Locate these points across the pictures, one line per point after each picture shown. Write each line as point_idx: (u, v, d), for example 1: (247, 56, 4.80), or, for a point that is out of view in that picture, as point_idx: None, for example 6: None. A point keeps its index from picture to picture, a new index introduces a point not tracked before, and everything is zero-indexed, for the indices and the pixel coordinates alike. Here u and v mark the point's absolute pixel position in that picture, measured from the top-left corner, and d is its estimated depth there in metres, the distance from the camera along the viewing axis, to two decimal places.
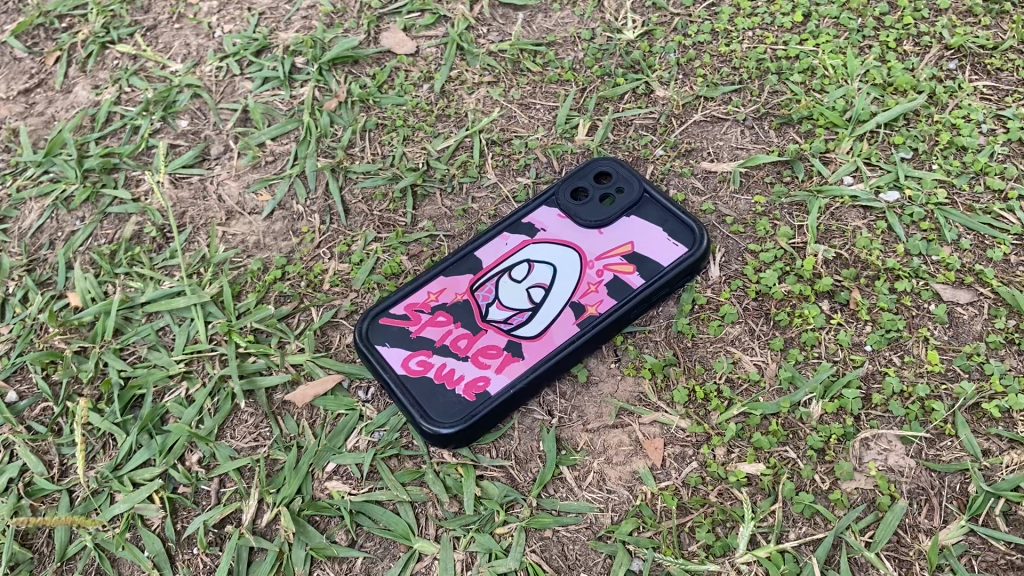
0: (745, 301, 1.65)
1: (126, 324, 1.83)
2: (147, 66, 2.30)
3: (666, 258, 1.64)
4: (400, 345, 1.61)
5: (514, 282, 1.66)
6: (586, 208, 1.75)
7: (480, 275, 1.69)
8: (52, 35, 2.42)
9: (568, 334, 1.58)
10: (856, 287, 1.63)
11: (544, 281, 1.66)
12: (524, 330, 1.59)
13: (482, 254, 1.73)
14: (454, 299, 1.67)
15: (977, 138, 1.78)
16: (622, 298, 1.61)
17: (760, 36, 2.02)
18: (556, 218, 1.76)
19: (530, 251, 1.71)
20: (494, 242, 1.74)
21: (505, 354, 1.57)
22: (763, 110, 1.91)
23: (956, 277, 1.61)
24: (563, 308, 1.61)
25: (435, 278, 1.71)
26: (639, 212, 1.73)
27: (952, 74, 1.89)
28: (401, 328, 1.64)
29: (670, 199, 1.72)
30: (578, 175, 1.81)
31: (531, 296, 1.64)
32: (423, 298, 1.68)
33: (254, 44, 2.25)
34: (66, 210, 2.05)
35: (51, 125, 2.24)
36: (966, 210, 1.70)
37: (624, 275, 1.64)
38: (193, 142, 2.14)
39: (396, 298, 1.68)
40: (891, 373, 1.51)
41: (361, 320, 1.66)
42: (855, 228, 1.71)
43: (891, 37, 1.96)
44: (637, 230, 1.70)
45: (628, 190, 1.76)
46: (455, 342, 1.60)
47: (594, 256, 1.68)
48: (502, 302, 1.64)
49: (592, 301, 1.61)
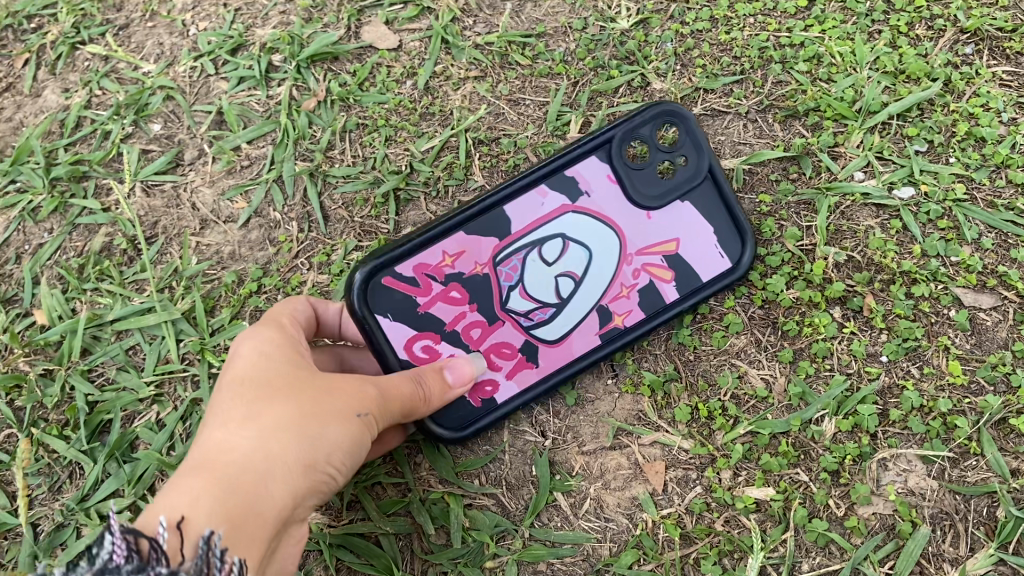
0: (751, 310, 1.55)
1: (94, 343, 1.74)
2: (119, 68, 2.22)
3: (707, 271, 1.51)
4: (404, 319, 1.46)
5: (544, 263, 1.49)
6: (637, 173, 1.51)
7: (507, 241, 1.49)
8: (21, 36, 2.32)
9: (587, 348, 1.49)
10: (870, 293, 1.52)
11: (575, 270, 1.50)
12: (545, 334, 1.49)
13: (512, 211, 1.50)
14: (472, 270, 1.49)
15: (997, 128, 1.64)
16: (652, 311, 1.50)
17: (762, 23, 1.86)
18: (603, 177, 1.51)
19: (565, 221, 1.50)
20: (528, 196, 1.50)
21: (519, 358, 1.49)
22: (766, 102, 1.78)
23: (978, 280, 1.50)
24: (589, 313, 1.50)
25: (455, 233, 1.49)
26: (697, 194, 1.51)
27: (969, 60, 1.75)
28: (408, 296, 1.46)
29: (733, 201, 1.50)
30: (642, 119, 1.51)
31: (559, 288, 1.49)
32: (436, 263, 1.48)
33: (229, 42, 2.12)
34: (33, 221, 1.97)
35: (19, 131, 2.19)
36: (987, 206, 1.58)
37: (659, 282, 1.50)
38: (167, 147, 2.05)
39: (407, 253, 1.46)
40: (909, 388, 1.43)
41: (361, 271, 1.44)
42: (867, 228, 1.59)
43: (902, 21, 1.79)
44: (689, 223, 1.50)
45: (692, 165, 1.50)
46: (468, 331, 1.48)
47: (634, 249, 1.50)
48: (527, 290, 1.49)
49: (620, 310, 1.50)
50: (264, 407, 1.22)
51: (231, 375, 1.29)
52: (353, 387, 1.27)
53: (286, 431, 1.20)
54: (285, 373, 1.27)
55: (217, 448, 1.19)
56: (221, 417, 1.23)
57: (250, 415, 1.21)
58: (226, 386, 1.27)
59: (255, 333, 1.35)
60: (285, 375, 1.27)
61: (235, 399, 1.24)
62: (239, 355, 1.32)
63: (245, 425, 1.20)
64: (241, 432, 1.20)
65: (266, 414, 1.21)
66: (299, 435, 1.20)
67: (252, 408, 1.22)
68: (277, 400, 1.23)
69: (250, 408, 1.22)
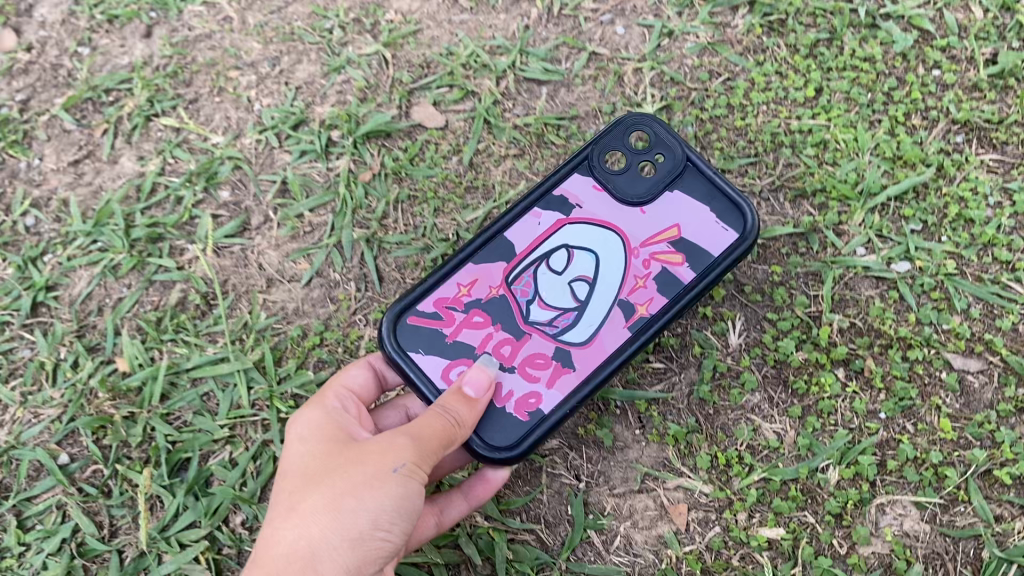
0: (764, 369, 1.73)
1: (172, 389, 1.95)
2: (190, 138, 2.46)
3: (716, 247, 1.68)
4: (437, 350, 1.63)
5: (555, 275, 1.69)
6: (622, 178, 1.74)
7: (514, 263, 1.70)
8: (100, 109, 2.57)
9: (616, 338, 1.63)
10: (870, 355, 1.71)
11: (587, 274, 1.69)
12: (573, 337, 1.64)
13: (514, 237, 1.72)
14: (487, 294, 1.68)
15: (985, 210, 1.84)
16: (672, 294, 1.66)
17: (774, 111, 2.08)
18: (591, 189, 1.75)
19: (566, 235, 1.72)
20: (526, 222, 1.73)
21: (553, 365, 1.62)
22: (778, 182, 1.97)
23: (966, 346, 1.70)
24: (611, 309, 1.66)
25: (465, 267, 1.70)
26: (682, 183, 1.73)
27: (959, 148, 1.95)
28: (434, 329, 1.64)
29: (719, 177, 1.71)
30: (612, 132, 1.77)
31: (576, 293, 1.68)
32: (453, 295, 1.67)
33: (292, 118, 2.36)
34: (114, 277, 2.19)
35: (99, 195, 2.43)
36: (974, 280, 1.77)
37: (673, 267, 1.68)
38: (235, 212, 2.27)
39: (423, 291, 1.66)
40: (905, 441, 1.63)
41: (387, 316, 1.63)
42: (868, 298, 1.78)
43: (900, 112, 2.01)
44: (682, 211, 1.71)
45: (670, 156, 1.74)
46: (498, 349, 1.64)
47: (638, 244, 1.70)
48: (544, 300, 1.67)
49: (641, 300, 1.66)
50: (302, 497, 1.42)
51: (286, 470, 1.51)
52: (382, 450, 1.43)
53: (321, 514, 1.38)
54: (325, 455, 1.48)
55: (271, 542, 1.40)
56: (275, 512, 1.44)
57: (291, 509, 1.42)
58: (280, 483, 1.49)
59: (301, 424, 1.57)
60: (321, 462, 1.47)
61: (284, 494, 1.46)
62: (291, 452, 1.53)
63: (288, 519, 1.41)
64: (286, 524, 1.40)
65: (304, 504, 1.41)
66: (334, 517, 1.38)
67: (294, 501, 1.42)
68: (314, 488, 1.42)
69: (293, 502, 1.42)
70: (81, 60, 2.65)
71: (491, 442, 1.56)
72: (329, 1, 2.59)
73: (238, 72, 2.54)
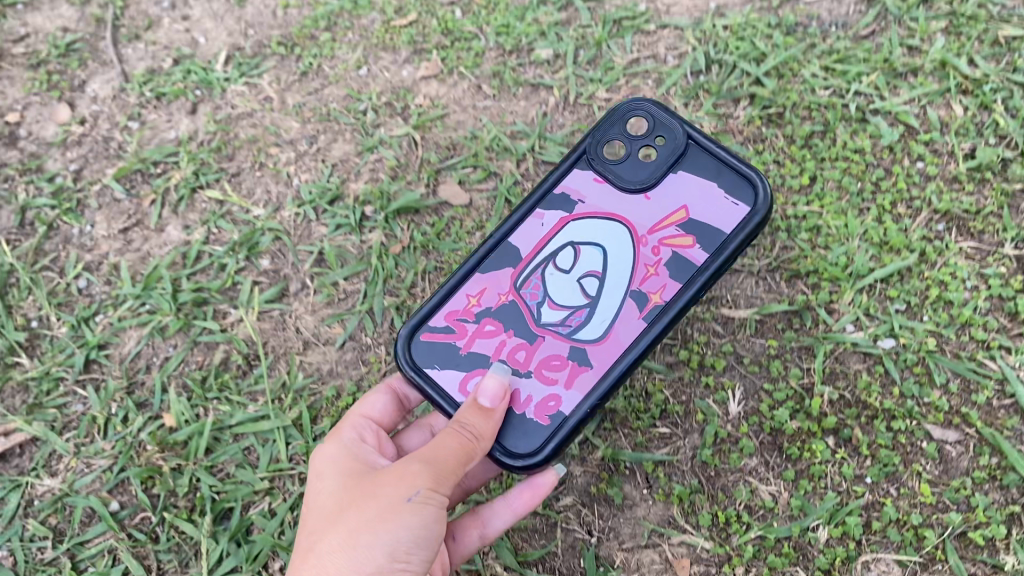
0: (761, 435, 1.91)
1: (216, 444, 2.15)
2: (233, 210, 2.66)
3: (728, 224, 1.78)
4: (452, 363, 1.77)
5: (563, 274, 1.82)
6: (624, 167, 1.87)
7: (521, 268, 1.84)
8: (148, 180, 2.77)
9: (632, 328, 1.74)
10: (858, 425, 1.88)
11: (596, 270, 1.81)
12: (588, 336, 1.74)
13: (520, 243, 1.86)
14: (497, 301, 1.81)
15: (962, 293, 2.02)
16: (685, 277, 1.76)
17: (771, 196, 2.26)
18: (592, 184, 1.88)
19: (569, 233, 1.86)
20: (530, 225, 1.87)
21: (570, 367, 1.73)
22: (775, 263, 2.14)
23: (945, 418, 1.87)
24: (625, 301, 1.77)
25: (473, 279, 1.84)
26: (685, 163, 1.84)
27: (940, 235, 2.14)
28: (448, 343, 1.78)
29: (722, 150, 1.82)
30: (609, 123, 1.90)
31: (587, 290, 1.79)
32: (462, 306, 1.82)
33: (329, 194, 2.56)
34: (161, 338, 2.37)
35: (147, 261, 2.61)
36: (953, 357, 1.94)
37: (683, 250, 1.79)
38: (274, 279, 2.46)
39: (434, 309, 1.80)
40: (888, 504, 1.79)
41: (401, 340, 1.78)
42: (856, 371, 1.96)
43: (887, 201, 2.19)
44: (686, 193, 1.82)
45: (670, 138, 1.85)
46: (513, 355, 1.76)
47: (645, 231, 1.82)
48: (555, 302, 1.79)
49: (654, 288, 1.77)
50: (326, 532, 1.53)
51: (315, 509, 1.63)
52: (398, 479, 1.52)
53: (337, 552, 1.49)
54: (348, 491, 1.59)
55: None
56: (304, 549, 1.57)
57: (316, 545, 1.53)
58: (311, 521, 1.61)
59: (328, 465, 1.70)
60: (344, 499, 1.58)
61: (312, 531, 1.58)
62: (320, 492, 1.66)
63: (313, 554, 1.53)
64: (312, 559, 1.52)
65: (327, 539, 1.52)
66: (351, 549, 1.48)
67: (319, 537, 1.54)
68: (336, 523, 1.53)
69: (318, 538, 1.54)
70: (131, 135, 2.87)
71: (514, 450, 1.68)
72: (363, 85, 2.82)
73: (278, 149, 2.75)
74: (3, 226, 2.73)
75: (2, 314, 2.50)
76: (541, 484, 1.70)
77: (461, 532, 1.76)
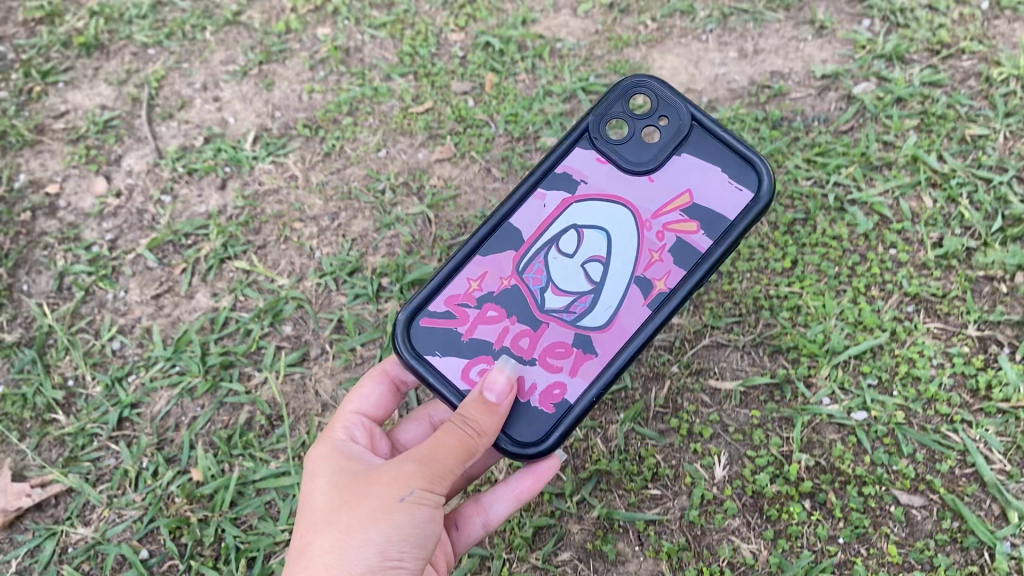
0: (744, 497, 2.10)
1: (240, 497, 2.35)
2: (259, 279, 2.85)
3: (732, 211, 1.89)
4: (453, 350, 1.86)
5: (567, 258, 1.91)
6: (627, 148, 1.97)
7: (523, 252, 1.93)
8: (180, 250, 2.97)
9: (637, 317, 1.86)
10: (832, 489, 2.07)
11: (600, 254, 1.91)
12: (593, 324, 1.86)
13: (523, 225, 1.95)
14: (499, 286, 1.91)
15: (929, 369, 2.20)
16: (688, 262, 1.88)
17: (756, 277, 2.45)
18: (594, 165, 1.98)
19: (571, 214, 1.95)
20: (533, 206, 1.97)
21: (573, 355, 1.84)
22: (759, 338, 2.33)
23: (911, 484, 2.05)
24: (630, 288, 1.88)
25: (474, 262, 1.92)
26: (688, 146, 1.95)
27: (910, 316, 2.33)
28: (450, 329, 1.87)
29: (726, 133, 1.93)
30: (614, 98, 1.97)
31: (591, 275, 1.90)
32: (462, 291, 1.90)
33: (348, 266, 2.77)
34: (190, 398, 2.57)
35: (177, 326, 2.80)
36: (919, 428, 2.13)
37: (687, 236, 1.90)
38: (296, 344, 2.66)
39: (435, 293, 1.89)
40: (858, 562, 1.97)
41: (400, 323, 1.85)
42: (831, 440, 2.14)
43: (862, 284, 2.40)
44: (690, 178, 1.93)
45: (674, 117, 1.95)
46: (516, 343, 1.86)
47: (649, 215, 1.93)
48: (558, 287, 1.90)
49: (658, 275, 1.88)
50: (321, 528, 1.66)
51: (310, 504, 1.75)
52: (391, 478, 1.63)
53: (329, 553, 1.61)
54: (343, 490, 1.70)
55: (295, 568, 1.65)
56: (300, 542, 1.69)
57: (311, 539, 1.66)
58: (307, 516, 1.73)
59: (325, 464, 1.81)
60: (339, 497, 1.70)
61: (309, 526, 1.70)
62: (315, 489, 1.77)
63: (309, 548, 1.65)
64: (308, 553, 1.65)
65: (321, 534, 1.64)
66: (345, 544, 1.60)
67: (315, 532, 1.66)
68: (331, 519, 1.65)
69: (313, 533, 1.67)
70: (164, 207, 3.09)
71: (519, 438, 1.78)
72: (382, 167, 3.06)
73: (301, 223, 2.97)
74: (42, 290, 2.93)
75: (41, 372, 2.68)
76: (544, 469, 1.87)
77: (464, 521, 1.94)
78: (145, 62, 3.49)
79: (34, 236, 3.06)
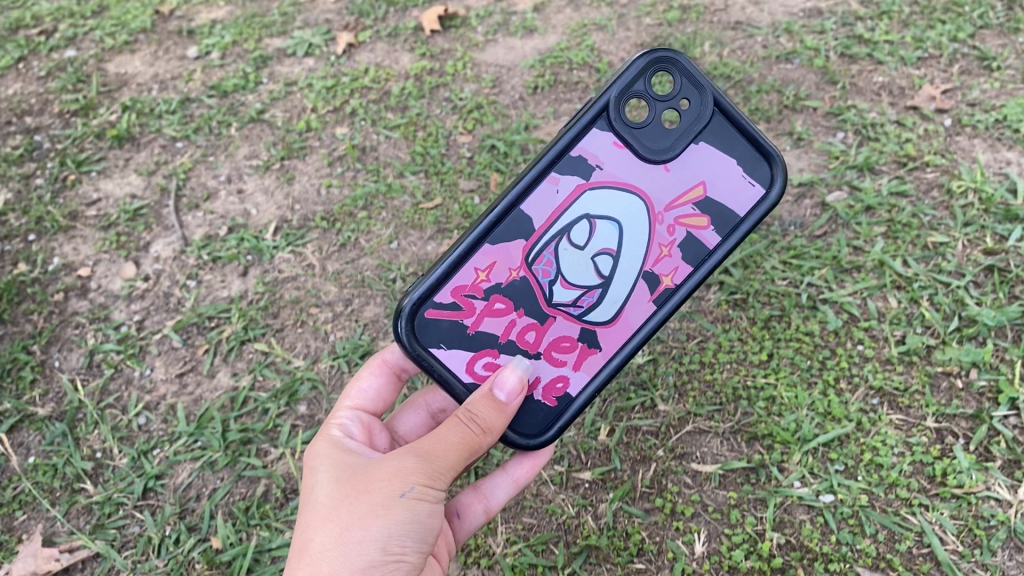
0: (721, 572, 2.29)
1: (256, 564, 2.52)
2: (276, 360, 3.06)
3: (742, 206, 1.98)
4: (460, 343, 1.96)
5: (578, 250, 1.96)
6: (645, 132, 1.95)
7: (534, 242, 1.96)
8: (203, 331, 3.19)
9: (642, 312, 2.02)
10: (801, 565, 2.26)
11: (610, 247, 1.97)
12: (599, 319, 2.01)
13: (534, 211, 1.94)
14: (508, 278, 1.97)
15: (891, 457, 2.42)
16: (695, 256, 2.00)
17: (735, 368, 2.69)
18: (611, 149, 1.95)
19: (583, 203, 1.95)
20: (545, 191, 1.94)
21: (578, 348, 2.02)
22: (737, 426, 2.56)
23: (873, 562, 2.25)
24: (637, 283, 2.00)
25: (482, 252, 1.94)
26: (707, 133, 1.94)
27: (875, 407, 2.55)
28: (459, 322, 1.96)
29: (746, 122, 1.92)
30: (636, 75, 1.89)
31: (601, 269, 1.98)
32: (470, 282, 1.95)
33: (361, 349, 3.01)
34: (211, 471, 2.77)
35: (199, 402, 2.99)
36: (881, 510, 2.33)
37: (697, 231, 1.99)
38: (310, 423, 2.87)
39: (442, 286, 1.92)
40: None
41: (404, 320, 1.90)
42: (801, 520, 2.35)
43: (831, 376, 2.62)
44: (705, 169, 1.96)
45: (694, 102, 1.92)
46: (523, 337, 2.00)
47: (662, 208, 1.97)
48: (568, 280, 1.99)
49: (665, 271, 2.00)
50: (321, 524, 1.77)
51: (308, 501, 1.86)
52: (391, 475, 1.76)
53: (331, 550, 1.73)
54: (342, 486, 1.82)
55: (295, 563, 1.76)
56: (299, 538, 1.81)
57: (312, 534, 1.77)
58: (305, 513, 1.85)
59: (323, 466, 1.94)
60: (337, 495, 1.81)
61: (308, 521, 1.81)
62: (314, 486, 1.89)
63: (309, 543, 1.76)
64: (308, 547, 1.76)
65: (322, 530, 1.76)
66: (347, 540, 1.73)
67: (314, 528, 1.78)
68: (332, 515, 1.77)
69: (313, 528, 1.78)
70: (189, 291, 3.32)
71: (525, 430, 2.00)
72: (393, 258, 3.31)
73: (317, 309, 3.20)
74: (73, 366, 3.14)
75: (71, 444, 2.88)
76: (542, 456, 2.15)
77: (465, 509, 2.16)
78: (173, 154, 3.81)
79: (67, 315, 3.29)
